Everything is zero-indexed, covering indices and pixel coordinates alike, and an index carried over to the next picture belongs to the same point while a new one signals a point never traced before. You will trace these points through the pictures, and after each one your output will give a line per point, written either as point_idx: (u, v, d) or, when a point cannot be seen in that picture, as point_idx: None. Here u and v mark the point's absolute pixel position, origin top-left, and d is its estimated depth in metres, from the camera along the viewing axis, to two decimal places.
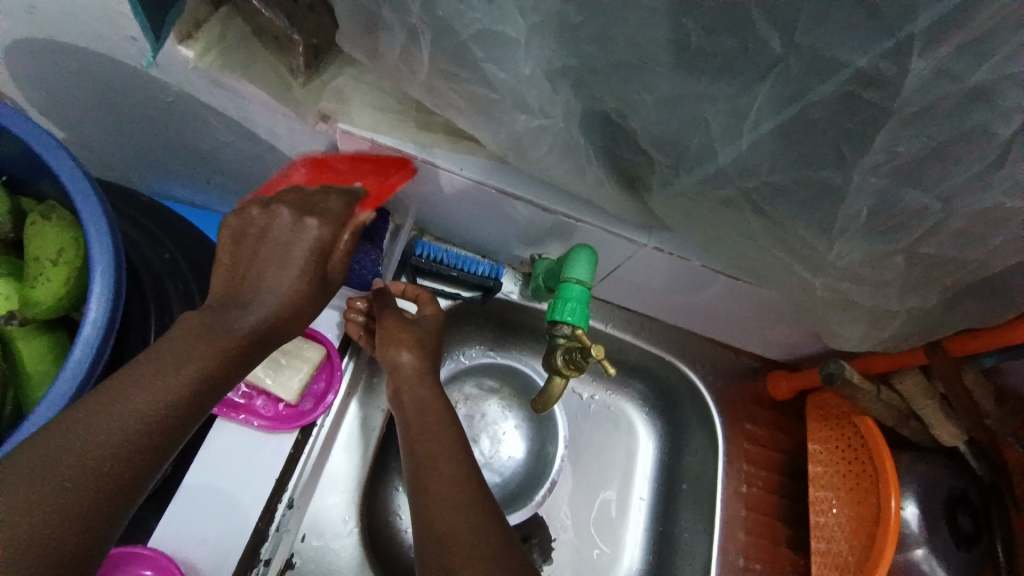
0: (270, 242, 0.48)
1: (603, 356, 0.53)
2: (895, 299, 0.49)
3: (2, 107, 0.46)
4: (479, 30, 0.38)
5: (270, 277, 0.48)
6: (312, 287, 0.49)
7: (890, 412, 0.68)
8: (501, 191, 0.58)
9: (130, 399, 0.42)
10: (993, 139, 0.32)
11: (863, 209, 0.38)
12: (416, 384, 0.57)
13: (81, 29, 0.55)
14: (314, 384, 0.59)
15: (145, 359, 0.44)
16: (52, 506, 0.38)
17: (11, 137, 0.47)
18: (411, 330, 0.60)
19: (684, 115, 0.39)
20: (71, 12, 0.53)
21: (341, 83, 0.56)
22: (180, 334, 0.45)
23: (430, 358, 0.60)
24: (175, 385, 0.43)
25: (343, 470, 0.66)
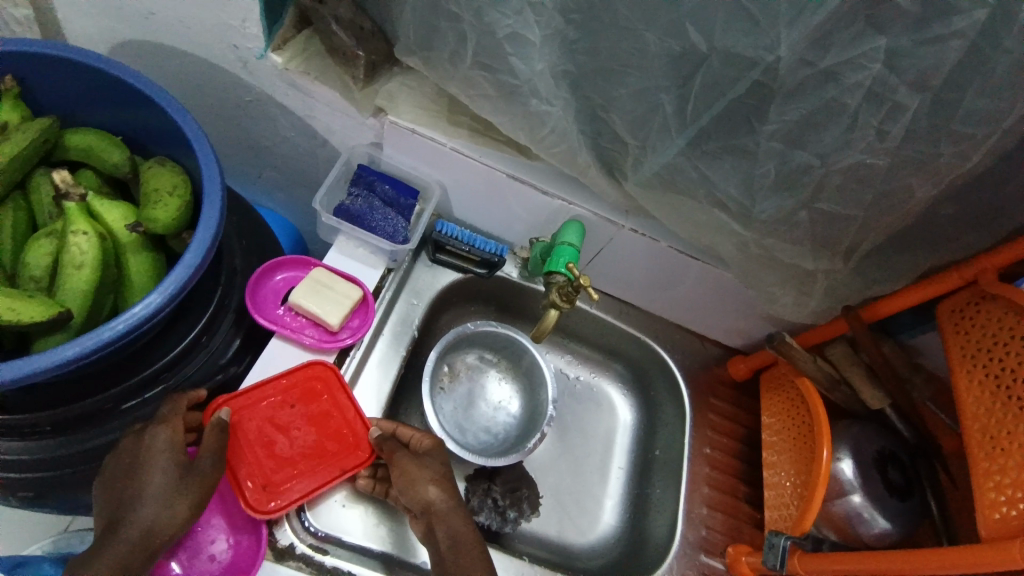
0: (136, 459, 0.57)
1: (589, 285, 0.66)
2: (810, 256, 0.65)
3: (133, 73, 0.60)
4: (509, 33, 0.55)
5: (146, 477, 0.56)
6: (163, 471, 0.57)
7: (824, 377, 0.82)
8: (511, 175, 0.75)
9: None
10: (845, 107, 0.47)
11: (771, 167, 0.54)
12: (450, 519, 0.63)
13: (194, 38, 0.71)
14: (351, 321, 0.73)
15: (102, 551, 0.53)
16: None
17: (139, 104, 0.62)
18: (425, 468, 0.65)
19: (647, 100, 0.56)
20: (188, 23, 0.69)
21: (393, 86, 0.72)
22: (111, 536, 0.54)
23: (450, 484, 0.66)
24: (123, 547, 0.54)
25: (370, 404, 0.77)
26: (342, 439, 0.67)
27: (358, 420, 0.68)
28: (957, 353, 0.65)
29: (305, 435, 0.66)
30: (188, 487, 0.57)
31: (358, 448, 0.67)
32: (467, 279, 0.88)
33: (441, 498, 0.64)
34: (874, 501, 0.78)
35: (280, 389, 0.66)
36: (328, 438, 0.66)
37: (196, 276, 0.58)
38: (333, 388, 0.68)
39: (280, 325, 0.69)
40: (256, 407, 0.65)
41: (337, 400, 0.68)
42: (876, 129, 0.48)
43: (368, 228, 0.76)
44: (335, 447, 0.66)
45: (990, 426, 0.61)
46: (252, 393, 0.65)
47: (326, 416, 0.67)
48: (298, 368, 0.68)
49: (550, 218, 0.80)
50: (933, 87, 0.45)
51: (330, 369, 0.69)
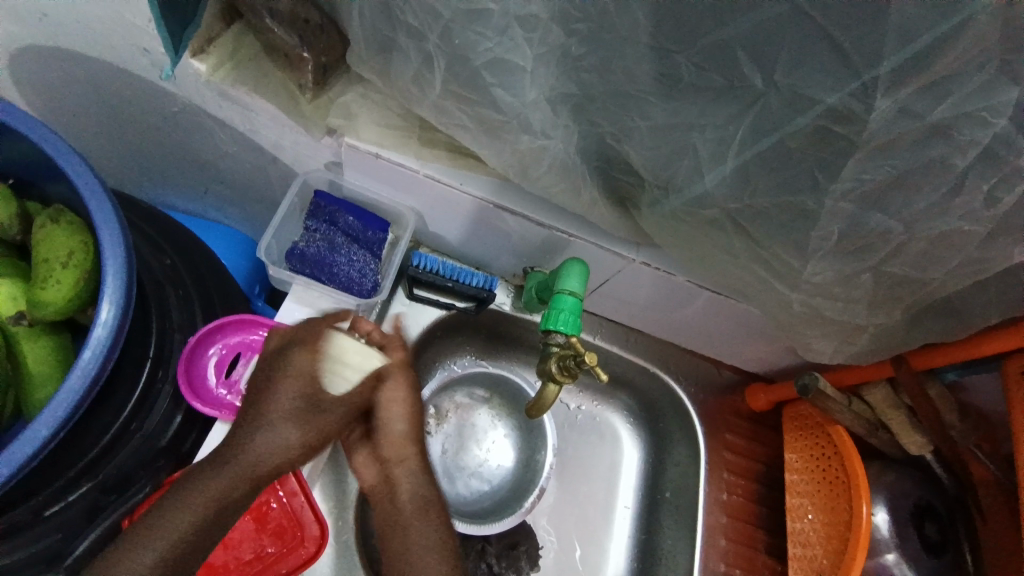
0: (271, 374, 0.52)
1: (595, 363, 0.56)
2: (864, 315, 0.53)
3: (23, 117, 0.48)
4: (490, 59, 0.41)
5: (275, 404, 0.52)
6: (303, 412, 0.52)
7: (860, 423, 0.72)
8: (498, 206, 0.62)
9: (179, 511, 0.48)
10: (951, 168, 0.35)
11: (835, 230, 0.42)
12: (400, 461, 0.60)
13: (94, 41, 0.56)
14: None
15: (202, 480, 0.49)
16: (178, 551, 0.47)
17: (34, 147, 0.49)
18: (391, 402, 0.57)
19: (677, 140, 0.43)
20: (85, 23, 0.54)
21: (349, 98, 0.57)
22: (214, 465, 0.50)
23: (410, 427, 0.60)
24: (230, 482, 0.50)
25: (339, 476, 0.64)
26: (286, 531, 0.55)
27: (305, 505, 0.56)
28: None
29: (240, 533, 0.54)
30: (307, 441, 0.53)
31: (304, 541, 0.55)
32: (452, 314, 0.76)
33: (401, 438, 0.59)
34: (909, 559, 0.70)
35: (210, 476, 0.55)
36: (271, 529, 0.55)
37: (98, 382, 0.46)
38: (275, 472, 0.56)
39: (222, 406, 0.58)
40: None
41: (275, 483, 0.56)
42: (984, 196, 0.37)
43: (328, 273, 0.64)
44: (279, 544, 0.55)
45: None
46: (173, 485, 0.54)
47: (261, 509, 0.55)
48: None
49: (546, 248, 0.68)
50: None
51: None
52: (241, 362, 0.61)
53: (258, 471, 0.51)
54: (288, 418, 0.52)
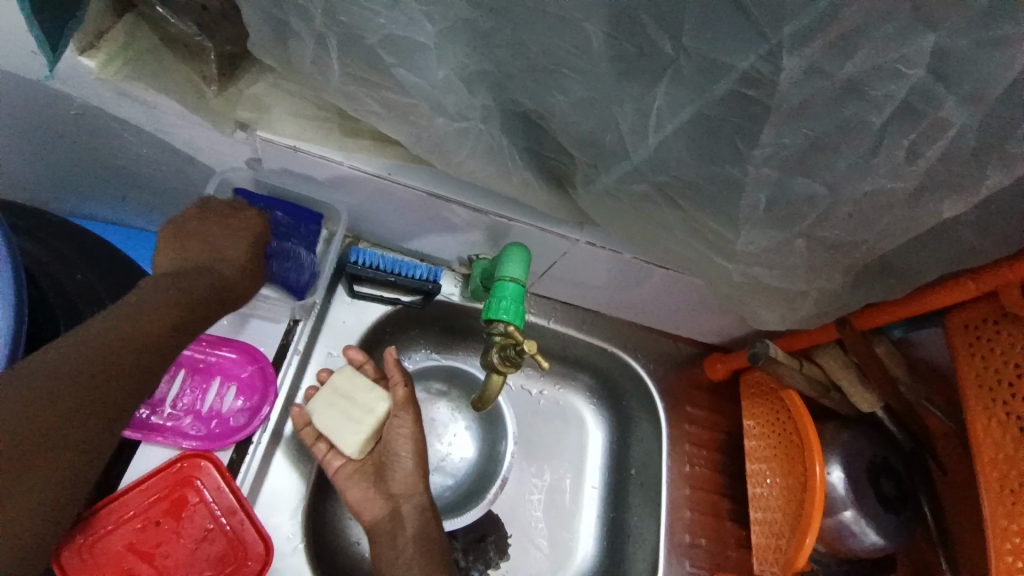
0: (224, 222, 0.55)
1: (536, 351, 0.55)
2: (804, 281, 0.53)
3: None
4: (387, 37, 0.38)
5: (221, 250, 0.54)
6: (246, 269, 0.55)
7: (812, 386, 0.73)
8: (434, 195, 0.59)
9: (104, 333, 0.47)
10: (868, 127, 0.34)
11: (761, 199, 0.41)
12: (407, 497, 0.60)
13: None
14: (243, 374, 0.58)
15: (132, 304, 0.49)
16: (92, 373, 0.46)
17: None
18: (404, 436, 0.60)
19: (598, 114, 0.41)
20: None
21: (259, 89, 0.53)
22: (152, 290, 0.50)
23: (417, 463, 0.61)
24: (161, 321, 0.49)
25: (284, 488, 0.60)
26: (226, 552, 0.52)
27: (247, 524, 0.52)
28: (973, 387, 0.56)
29: (175, 561, 0.50)
30: (162, 304, 0.50)
31: (248, 559, 0.52)
32: (398, 310, 0.73)
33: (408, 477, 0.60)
34: (869, 516, 0.70)
35: (134, 505, 0.50)
36: (211, 551, 0.51)
37: None
38: (212, 492, 0.52)
39: (149, 430, 0.54)
40: (101, 538, 0.49)
41: (214, 504, 0.52)
42: (905, 153, 0.35)
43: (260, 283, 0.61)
44: (221, 566, 0.51)
45: (1009, 477, 0.53)
46: (100, 516, 0.49)
47: (199, 530, 0.51)
48: (158, 468, 0.52)
49: (487, 234, 0.66)
50: (990, 100, 0.32)
51: (204, 460, 0.53)
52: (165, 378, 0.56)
53: (146, 315, 0.49)
54: (225, 265, 0.54)
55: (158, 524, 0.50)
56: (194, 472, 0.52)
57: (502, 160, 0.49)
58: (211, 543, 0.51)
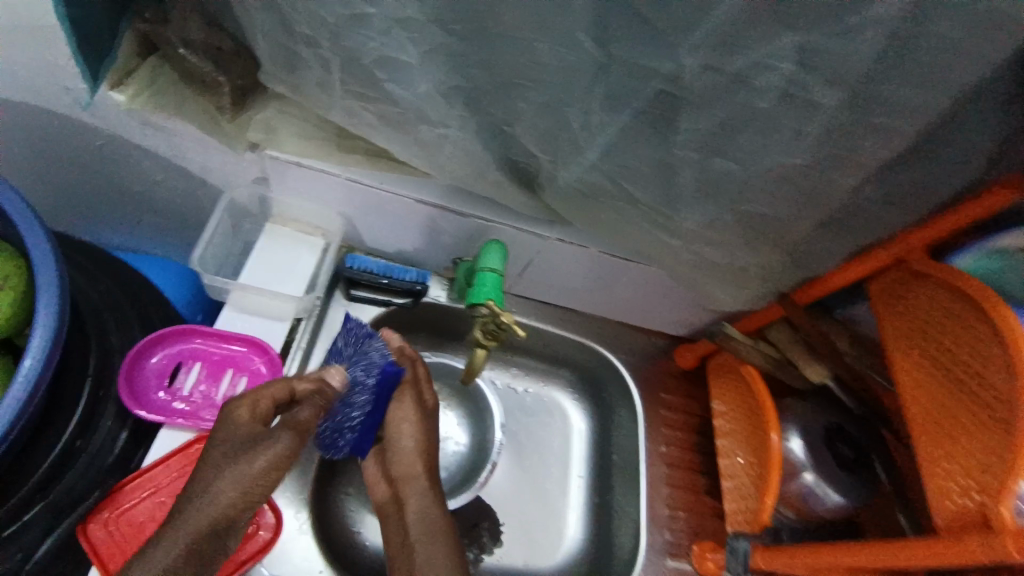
0: (270, 395, 0.55)
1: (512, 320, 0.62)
2: (741, 254, 0.62)
3: None
4: (378, 56, 0.47)
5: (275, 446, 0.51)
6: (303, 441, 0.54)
7: (766, 359, 0.82)
8: (420, 202, 0.68)
9: (193, 515, 0.48)
10: (760, 110, 0.43)
11: (690, 176, 0.51)
12: (410, 473, 0.63)
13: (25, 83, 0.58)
14: (256, 367, 0.63)
15: (206, 485, 0.49)
16: (186, 546, 0.47)
17: None
18: (418, 422, 0.65)
19: (554, 114, 0.50)
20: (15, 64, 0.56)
21: (268, 115, 0.62)
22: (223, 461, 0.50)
23: (422, 440, 0.65)
24: (244, 486, 0.50)
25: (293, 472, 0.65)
26: None
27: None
28: (891, 332, 0.63)
29: None
30: (233, 480, 0.50)
31: None
32: (390, 312, 0.80)
33: (416, 462, 0.63)
34: (828, 477, 0.77)
35: (156, 480, 0.56)
36: None
37: (37, 395, 0.48)
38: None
39: (169, 414, 0.59)
40: (130, 508, 0.55)
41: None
42: (793, 130, 0.45)
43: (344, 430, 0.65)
44: None
45: (933, 407, 0.57)
46: (128, 489, 0.55)
47: None
48: (177, 449, 0.58)
49: (469, 237, 0.74)
50: (850, 84, 0.41)
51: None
52: (183, 370, 0.62)
53: (225, 494, 0.49)
54: (286, 448, 0.52)
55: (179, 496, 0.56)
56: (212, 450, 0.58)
57: (477, 162, 0.58)
58: None
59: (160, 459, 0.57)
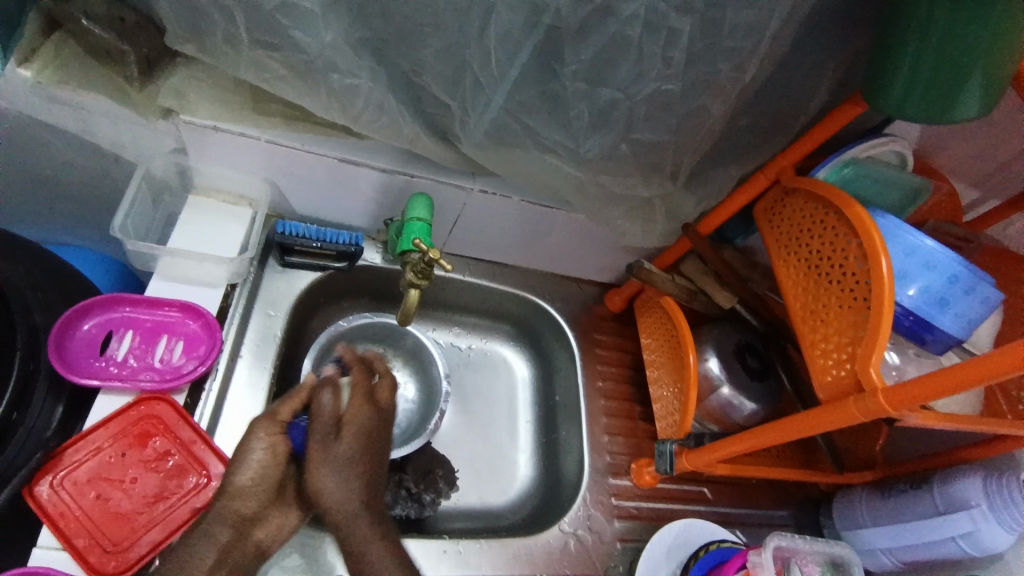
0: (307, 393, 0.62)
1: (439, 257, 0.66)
2: (643, 185, 0.68)
3: None
4: (280, 4, 0.50)
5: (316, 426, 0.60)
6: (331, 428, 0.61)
7: (682, 291, 0.90)
8: (342, 159, 0.70)
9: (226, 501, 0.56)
10: (630, 38, 0.50)
11: (583, 107, 0.56)
12: (337, 502, 0.59)
13: None
14: (191, 328, 0.64)
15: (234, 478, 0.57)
16: (223, 528, 0.55)
17: None
18: (337, 455, 0.59)
19: (454, 58, 0.54)
20: None
21: (177, 81, 0.63)
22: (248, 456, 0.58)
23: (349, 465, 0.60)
24: (263, 476, 0.58)
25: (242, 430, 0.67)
26: (189, 475, 0.58)
27: (206, 451, 0.59)
28: (772, 245, 0.71)
29: (145, 484, 0.56)
30: (256, 473, 0.58)
31: (210, 480, 0.58)
32: (326, 277, 0.82)
33: (348, 495, 0.59)
34: (741, 388, 0.86)
35: (99, 444, 0.57)
36: (175, 475, 0.58)
37: None
38: (170, 425, 0.59)
39: (106, 378, 0.59)
40: (73, 471, 0.55)
41: (173, 436, 0.59)
42: (662, 57, 0.51)
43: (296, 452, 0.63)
44: (187, 485, 0.57)
45: (808, 301, 0.64)
46: (69, 453, 0.56)
47: (162, 459, 0.58)
48: (117, 411, 0.58)
49: (395, 196, 0.77)
50: (699, 9, 0.48)
51: (162, 403, 0.60)
52: (115, 338, 0.62)
53: (251, 486, 0.57)
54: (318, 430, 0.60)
55: (123, 455, 0.57)
56: (153, 410, 0.59)
57: (390, 113, 0.61)
58: (173, 469, 0.58)
59: (101, 424, 0.57)
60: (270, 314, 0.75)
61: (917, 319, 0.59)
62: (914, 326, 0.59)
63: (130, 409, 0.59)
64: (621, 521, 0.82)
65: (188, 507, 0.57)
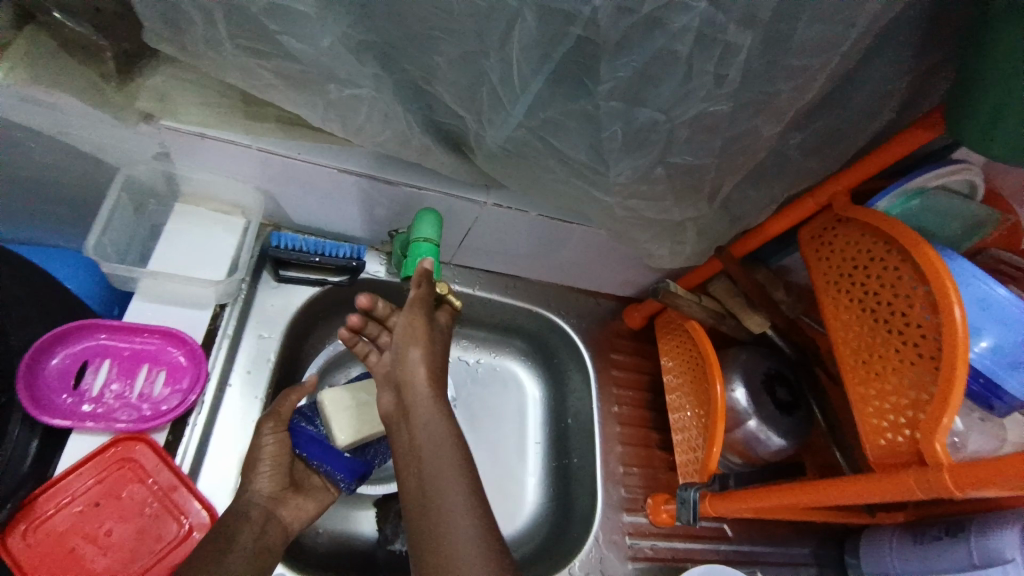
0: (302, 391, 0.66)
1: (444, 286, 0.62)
2: (677, 208, 0.61)
3: None
4: (267, 6, 0.42)
5: (406, 325, 0.59)
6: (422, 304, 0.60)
7: (709, 314, 0.82)
8: (342, 170, 0.64)
9: (251, 487, 0.59)
10: (680, 56, 0.42)
11: (617, 130, 0.49)
12: (414, 385, 0.57)
13: None
14: (174, 359, 0.59)
15: (256, 463, 0.60)
16: (255, 507, 0.58)
17: None
18: (419, 320, 0.59)
19: (470, 69, 0.47)
20: None
21: (160, 81, 0.56)
22: (266, 442, 0.61)
23: (432, 355, 0.59)
24: (281, 464, 0.61)
25: (231, 465, 0.62)
26: (169, 525, 0.54)
27: (189, 496, 0.55)
28: (822, 281, 0.63)
29: (121, 536, 0.52)
30: (275, 458, 0.61)
31: (192, 530, 0.55)
32: (326, 292, 0.76)
33: (432, 371, 0.58)
34: (769, 422, 0.80)
35: (70, 492, 0.52)
36: (154, 525, 0.54)
37: None
38: (148, 470, 0.55)
39: (79, 417, 0.54)
40: (42, 524, 0.51)
41: (153, 481, 0.55)
42: (714, 75, 0.44)
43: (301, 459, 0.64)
44: (167, 536, 0.54)
45: (860, 350, 0.58)
46: (38, 504, 0.51)
47: (141, 508, 0.54)
48: (93, 453, 0.54)
49: (401, 207, 0.70)
50: (763, 23, 0.41)
51: (140, 443, 0.55)
52: (90, 370, 0.56)
53: (274, 471, 0.60)
54: (415, 353, 0.58)
55: (98, 504, 0.53)
56: (131, 453, 0.55)
57: (396, 127, 0.54)
58: (153, 517, 0.54)
59: (73, 471, 0.53)
60: (263, 333, 0.70)
61: (987, 382, 0.52)
62: (981, 390, 0.53)
63: (106, 452, 0.54)
64: (636, 562, 0.77)
65: (168, 562, 0.53)
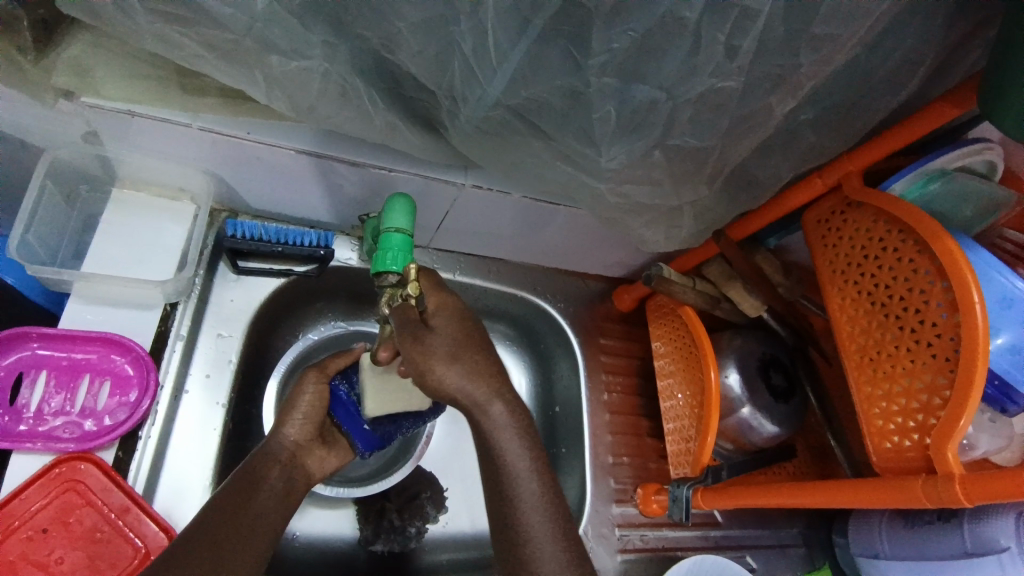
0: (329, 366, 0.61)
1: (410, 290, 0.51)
2: (675, 194, 0.55)
3: None
4: None
5: (416, 367, 0.50)
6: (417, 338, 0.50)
7: (703, 299, 0.77)
8: (300, 151, 0.56)
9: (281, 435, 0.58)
10: (685, 22, 0.36)
11: (610, 109, 0.43)
12: (472, 401, 0.51)
13: None
14: (120, 368, 0.54)
15: (290, 415, 0.59)
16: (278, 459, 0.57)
17: None
18: (434, 347, 0.50)
19: (439, 38, 0.40)
20: None
21: (79, 52, 0.47)
22: (302, 397, 0.60)
23: (465, 356, 0.52)
24: (314, 414, 0.60)
25: (190, 477, 0.58)
26: (124, 550, 0.49)
27: (143, 518, 0.51)
28: (825, 269, 0.59)
29: (72, 565, 0.48)
30: (309, 408, 0.60)
31: (150, 553, 0.50)
32: (293, 282, 0.70)
33: (468, 373, 0.51)
34: (763, 408, 0.76)
35: (11, 521, 0.47)
36: (108, 550, 0.49)
37: None
38: (97, 492, 0.50)
39: (14, 438, 0.49)
40: None
41: (103, 504, 0.50)
42: (723, 46, 0.38)
43: (335, 420, 0.62)
44: (123, 561, 0.49)
45: (868, 348, 0.54)
46: None
47: (92, 533, 0.49)
48: (34, 477, 0.48)
49: (371, 190, 0.64)
50: None
51: (85, 463, 0.50)
52: (25, 384, 0.51)
53: (309, 422, 0.59)
54: (439, 381, 0.50)
55: (44, 531, 0.48)
56: (76, 474, 0.50)
57: (357, 105, 0.47)
58: (107, 543, 0.49)
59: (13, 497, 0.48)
60: (222, 332, 0.64)
61: (1002, 383, 0.49)
62: (994, 391, 0.50)
63: (48, 474, 0.49)
64: (624, 554, 0.76)
65: None
